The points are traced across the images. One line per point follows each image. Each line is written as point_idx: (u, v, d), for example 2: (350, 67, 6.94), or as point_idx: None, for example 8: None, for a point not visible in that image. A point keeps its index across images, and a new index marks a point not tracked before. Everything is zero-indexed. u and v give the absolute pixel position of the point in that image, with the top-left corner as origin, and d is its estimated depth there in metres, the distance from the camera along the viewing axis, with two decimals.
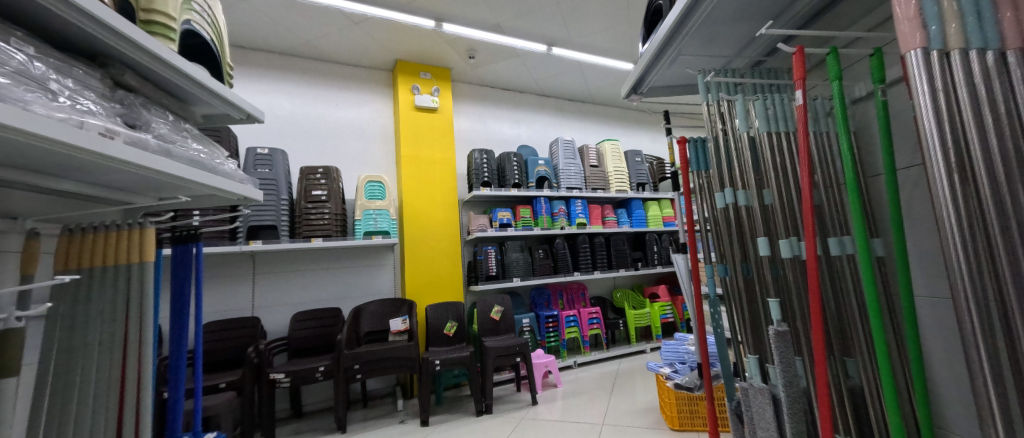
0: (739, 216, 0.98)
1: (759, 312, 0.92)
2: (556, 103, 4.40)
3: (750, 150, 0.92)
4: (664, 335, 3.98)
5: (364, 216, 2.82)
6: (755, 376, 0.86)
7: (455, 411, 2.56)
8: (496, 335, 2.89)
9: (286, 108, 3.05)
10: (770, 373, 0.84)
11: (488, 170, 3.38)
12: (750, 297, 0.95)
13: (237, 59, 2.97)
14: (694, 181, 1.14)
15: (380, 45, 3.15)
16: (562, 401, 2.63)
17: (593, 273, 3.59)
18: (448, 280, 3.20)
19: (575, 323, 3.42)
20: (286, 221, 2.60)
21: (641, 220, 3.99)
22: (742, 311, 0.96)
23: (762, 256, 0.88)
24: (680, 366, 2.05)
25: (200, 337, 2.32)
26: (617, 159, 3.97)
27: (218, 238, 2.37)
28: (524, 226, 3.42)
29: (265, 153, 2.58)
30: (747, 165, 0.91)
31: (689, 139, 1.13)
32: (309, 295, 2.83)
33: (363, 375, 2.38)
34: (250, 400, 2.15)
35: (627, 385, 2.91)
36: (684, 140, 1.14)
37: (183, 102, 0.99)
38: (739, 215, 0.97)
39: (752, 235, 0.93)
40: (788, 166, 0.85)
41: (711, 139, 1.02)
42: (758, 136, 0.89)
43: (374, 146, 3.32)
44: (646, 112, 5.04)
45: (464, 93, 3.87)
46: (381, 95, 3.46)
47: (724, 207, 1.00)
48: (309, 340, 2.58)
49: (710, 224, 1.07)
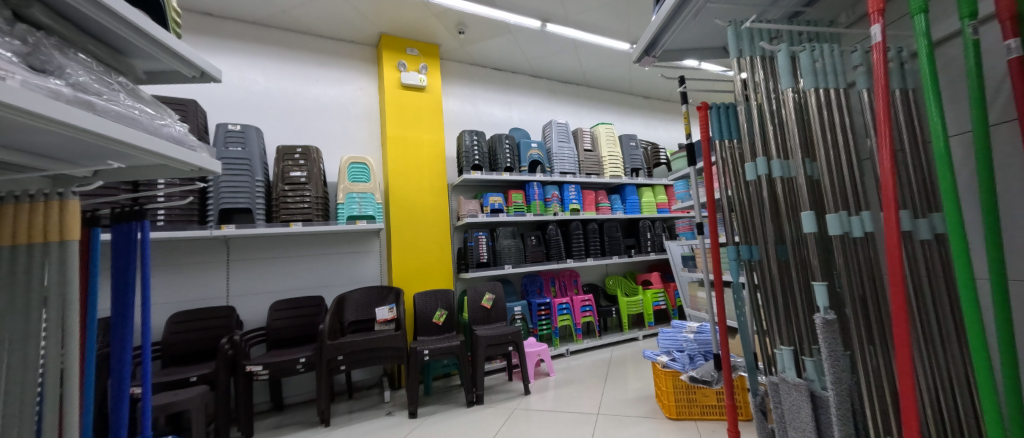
0: (773, 191, 0.88)
1: (793, 300, 0.84)
2: (548, 85, 4.25)
3: (796, 114, 0.82)
4: (656, 322, 3.96)
5: (347, 199, 2.65)
6: (786, 369, 0.80)
7: (445, 402, 2.47)
8: (487, 324, 2.80)
9: (261, 83, 2.84)
10: (809, 367, 0.78)
11: (479, 153, 3.24)
12: (784, 283, 0.87)
13: (206, 29, 2.73)
14: (716, 155, 1.07)
15: (363, 17, 2.94)
16: (555, 391, 2.56)
17: (586, 261, 3.51)
18: (437, 268, 3.07)
19: (567, 311, 3.35)
20: (261, 204, 2.41)
21: (634, 206, 3.92)
22: (773, 299, 0.88)
23: (806, 233, 0.79)
24: (679, 355, 1.97)
25: (166, 328, 2.18)
26: (611, 143, 3.86)
27: (187, 221, 2.20)
28: (516, 212, 3.31)
29: (237, 130, 2.39)
30: (792, 132, 0.82)
31: (711, 106, 1.07)
32: (290, 283, 2.68)
33: (347, 366, 2.26)
34: (224, 393, 2.02)
35: (620, 373, 2.86)
36: (706, 107, 1.08)
37: (118, 52, 0.83)
38: (773, 189, 0.88)
39: (792, 211, 0.84)
40: (842, 134, 0.78)
41: (742, 106, 0.93)
42: (806, 98, 0.81)
43: (358, 127, 3.14)
44: (640, 96, 4.93)
45: (453, 72, 3.69)
46: (365, 72, 3.26)
47: (754, 180, 0.91)
48: (289, 331, 2.44)
49: (736, 203, 1.00)
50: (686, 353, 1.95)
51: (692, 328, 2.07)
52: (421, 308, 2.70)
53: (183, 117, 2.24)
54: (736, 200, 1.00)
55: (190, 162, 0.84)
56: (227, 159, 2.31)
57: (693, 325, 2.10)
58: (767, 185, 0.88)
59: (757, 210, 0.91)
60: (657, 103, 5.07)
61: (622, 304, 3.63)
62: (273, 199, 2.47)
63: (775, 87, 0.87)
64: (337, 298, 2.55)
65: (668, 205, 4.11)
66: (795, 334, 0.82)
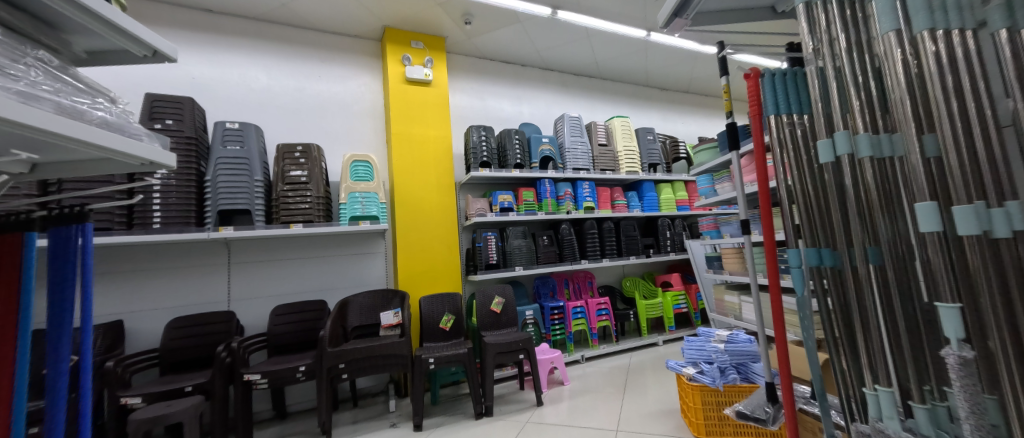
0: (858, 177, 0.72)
1: (893, 326, 0.69)
2: (560, 78, 4.07)
3: (898, 78, 0.64)
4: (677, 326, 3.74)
5: (349, 199, 2.53)
6: (892, 416, 0.67)
7: (452, 413, 2.32)
8: (497, 329, 2.65)
9: (263, 81, 2.76)
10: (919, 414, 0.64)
11: (487, 150, 3.08)
12: (875, 301, 0.71)
13: (206, 26, 2.66)
14: (770, 134, 0.93)
15: (365, 9, 2.83)
16: (570, 401, 2.39)
17: (602, 262, 3.32)
18: (444, 270, 2.94)
19: (582, 315, 3.17)
20: (260, 204, 2.31)
21: (652, 204, 3.70)
22: (859, 323, 0.73)
23: (923, 232, 0.62)
24: (707, 367, 1.78)
25: (165, 334, 2.10)
26: (627, 137, 3.66)
27: (184, 224, 2.10)
28: (527, 210, 3.15)
29: (235, 128, 2.30)
30: (900, 102, 0.64)
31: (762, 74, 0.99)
32: (293, 287, 2.59)
33: (350, 375, 2.14)
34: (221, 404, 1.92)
35: (640, 383, 2.67)
36: (754, 75, 1.01)
37: (49, 26, 0.70)
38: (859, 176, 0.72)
39: (892, 207, 0.67)
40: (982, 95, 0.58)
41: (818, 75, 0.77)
42: (918, 54, 0.62)
43: (362, 124, 3.03)
44: (657, 88, 4.70)
45: (460, 66, 3.55)
46: (369, 67, 3.15)
47: (832, 160, 0.75)
48: (291, 336, 2.34)
49: (803, 198, 0.85)
50: (717, 365, 1.75)
51: (722, 335, 1.87)
52: (426, 313, 2.57)
53: (178, 115, 2.16)
54: (798, 188, 0.86)
55: (139, 155, 0.72)
56: (225, 158, 2.23)
57: (724, 333, 1.89)
58: (850, 170, 0.72)
59: (835, 207, 0.76)
60: (675, 95, 4.82)
61: (641, 307, 3.43)
62: (273, 199, 2.37)
63: (868, 41, 0.69)
64: (339, 302, 2.44)
65: (688, 202, 3.88)
66: (892, 370, 0.69)
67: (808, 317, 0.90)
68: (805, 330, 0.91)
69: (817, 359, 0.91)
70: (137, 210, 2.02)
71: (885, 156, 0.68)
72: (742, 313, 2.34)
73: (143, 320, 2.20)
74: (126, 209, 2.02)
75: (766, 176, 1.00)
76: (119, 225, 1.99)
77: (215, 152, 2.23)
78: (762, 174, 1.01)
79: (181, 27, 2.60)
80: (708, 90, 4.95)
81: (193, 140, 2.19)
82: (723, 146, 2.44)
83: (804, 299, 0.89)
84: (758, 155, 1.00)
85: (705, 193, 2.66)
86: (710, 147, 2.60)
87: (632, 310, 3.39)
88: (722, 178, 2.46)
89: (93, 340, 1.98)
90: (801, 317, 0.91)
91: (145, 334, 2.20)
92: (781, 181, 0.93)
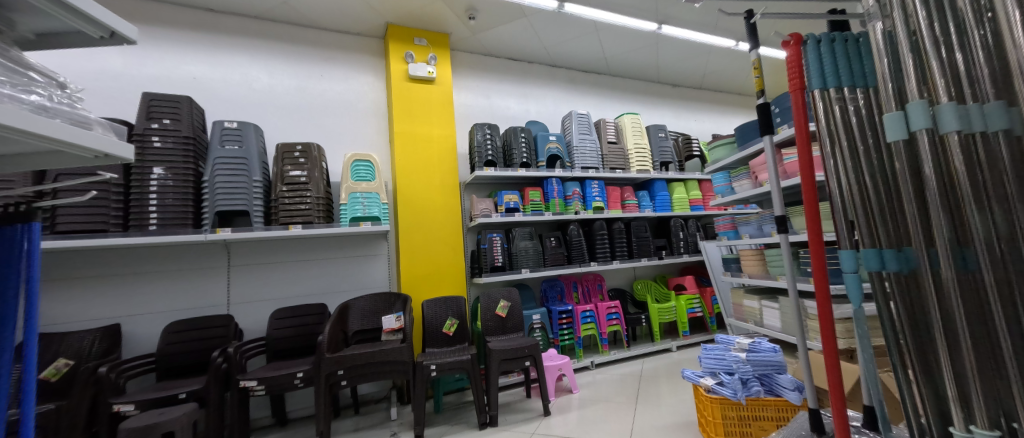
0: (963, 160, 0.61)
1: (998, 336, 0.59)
2: (568, 75, 3.96)
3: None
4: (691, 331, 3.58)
5: (350, 200, 2.46)
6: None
7: (455, 422, 2.23)
8: (502, 334, 2.54)
9: (264, 81, 2.72)
10: None
11: (492, 148, 2.99)
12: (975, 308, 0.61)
13: (207, 26, 2.63)
14: (823, 121, 0.81)
15: (367, 6, 2.76)
16: (579, 411, 2.27)
17: (612, 264, 3.19)
18: (449, 273, 2.85)
19: (592, 319, 3.06)
20: (259, 205, 2.25)
21: (665, 203, 3.56)
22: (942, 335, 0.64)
23: None
24: (727, 377, 1.66)
25: (161, 338, 2.06)
26: (637, 135, 3.53)
27: (181, 225, 2.05)
28: (534, 211, 3.04)
29: (234, 127, 2.25)
30: None
31: (805, 39, 0.83)
32: (293, 290, 2.52)
33: (349, 382, 2.06)
34: (216, 412, 1.85)
35: (653, 392, 2.53)
36: (799, 41, 0.83)
37: None
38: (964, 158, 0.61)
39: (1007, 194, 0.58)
40: None
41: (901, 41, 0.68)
42: None
43: (365, 123, 2.97)
44: (669, 85, 4.55)
45: (465, 63, 3.47)
46: (372, 66, 3.09)
47: (919, 133, 0.65)
48: (290, 341, 2.28)
49: (861, 190, 0.75)
50: (738, 376, 1.62)
51: (743, 343, 1.73)
52: (428, 317, 2.48)
53: (176, 115, 2.12)
54: (856, 180, 0.76)
55: (90, 145, 0.64)
56: (223, 158, 2.18)
57: (744, 340, 1.76)
58: (946, 153, 0.62)
59: (920, 199, 0.65)
60: (687, 92, 4.67)
61: (653, 311, 3.29)
62: (272, 200, 2.31)
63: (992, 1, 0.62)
64: (340, 305, 2.37)
65: (702, 201, 3.73)
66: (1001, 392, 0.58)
67: (864, 327, 0.79)
68: (861, 341, 0.81)
69: (873, 373, 0.81)
70: (132, 212, 1.97)
71: (977, 131, 0.61)
72: (762, 318, 2.20)
73: (141, 324, 2.16)
74: (122, 210, 1.98)
75: (813, 167, 0.84)
76: (114, 228, 1.94)
77: (212, 152, 2.18)
78: (807, 165, 0.85)
79: (182, 27, 2.57)
80: (722, 86, 4.78)
81: (191, 139, 2.14)
82: (740, 141, 2.30)
83: (859, 307, 0.79)
84: (801, 145, 0.84)
85: (721, 191, 2.53)
86: (726, 143, 2.46)
87: (644, 314, 3.26)
88: (741, 175, 2.31)
89: (89, 344, 1.94)
90: (856, 328, 0.80)
91: (142, 338, 2.16)
92: (831, 173, 0.81)
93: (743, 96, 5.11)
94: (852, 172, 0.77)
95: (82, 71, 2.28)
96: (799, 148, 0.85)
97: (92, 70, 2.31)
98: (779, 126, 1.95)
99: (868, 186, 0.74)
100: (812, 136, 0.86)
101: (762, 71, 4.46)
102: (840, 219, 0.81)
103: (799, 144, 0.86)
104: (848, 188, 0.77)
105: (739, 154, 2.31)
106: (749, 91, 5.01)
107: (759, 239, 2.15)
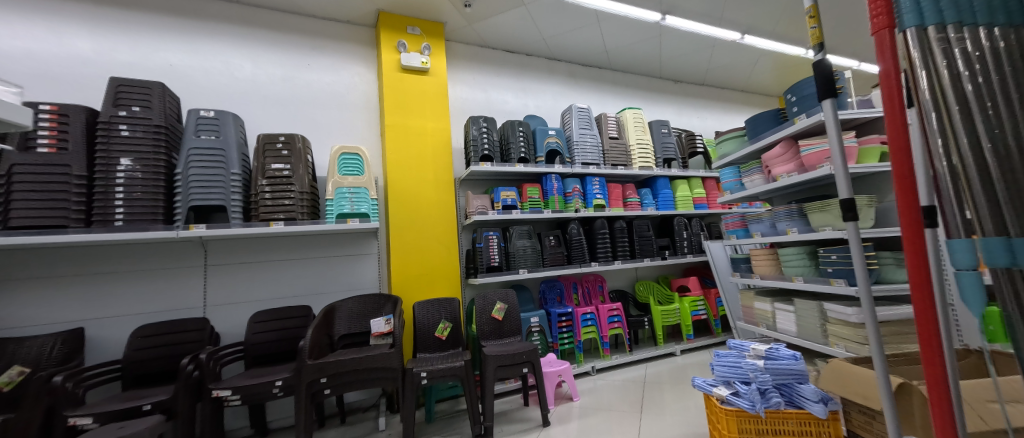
0: None
1: None
2: (568, 68, 3.83)
3: None
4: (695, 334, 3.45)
5: (336, 195, 2.31)
6: None
7: (448, 433, 2.08)
8: (499, 338, 2.40)
9: (247, 69, 2.57)
10: None
11: (489, 142, 2.84)
12: None
13: (186, 10, 2.48)
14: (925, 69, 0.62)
15: None
16: (580, 421, 2.13)
17: (613, 264, 3.06)
18: (442, 273, 2.70)
19: (592, 322, 2.92)
20: (237, 200, 2.09)
21: (668, 202, 3.43)
22: None
23: None
24: (743, 387, 1.52)
25: (129, 343, 1.90)
26: (639, 130, 3.40)
27: (150, 221, 1.90)
28: (532, 208, 2.89)
29: (210, 116, 2.10)
30: None
31: None
32: (276, 292, 2.37)
33: (332, 391, 1.90)
34: (185, 424, 1.70)
35: (657, 400, 2.39)
36: None
37: None
38: None
39: None
40: None
41: None
42: None
43: (355, 116, 2.82)
44: (671, 80, 4.43)
45: (461, 55, 3.33)
46: (363, 56, 2.94)
47: None
48: (271, 346, 2.13)
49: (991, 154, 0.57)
50: (757, 386, 1.48)
51: (759, 349, 1.58)
52: (418, 320, 2.32)
53: (146, 102, 1.97)
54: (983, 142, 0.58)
55: None
56: (198, 149, 2.02)
57: (760, 346, 1.61)
58: None
59: None
60: (690, 88, 4.55)
61: (656, 313, 3.17)
62: (251, 195, 2.15)
63: None
64: (326, 307, 2.21)
65: (706, 200, 3.60)
66: None
67: (988, 338, 0.60)
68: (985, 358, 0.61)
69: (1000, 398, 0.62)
70: (96, 206, 1.81)
71: None
72: (775, 322, 2.06)
73: (109, 328, 2.01)
74: (85, 204, 1.82)
75: (902, 134, 0.65)
76: (76, 223, 1.79)
77: (187, 142, 2.03)
78: (894, 130, 0.66)
79: (158, 11, 2.42)
80: (725, 82, 4.67)
81: (163, 129, 1.98)
82: (752, 134, 2.16)
83: (982, 311, 0.60)
84: (892, 103, 0.65)
85: (731, 187, 2.38)
86: (736, 136, 2.31)
87: (647, 317, 3.12)
88: (754, 169, 2.14)
89: (50, 348, 1.78)
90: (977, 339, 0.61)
91: (110, 343, 2.00)
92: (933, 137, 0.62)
93: (746, 93, 4.99)
94: (973, 134, 0.58)
95: (48, 55, 2.13)
96: (888, 106, 0.66)
97: (60, 54, 2.15)
98: (796, 116, 1.81)
99: (1009, 146, 0.56)
100: (893, 96, 0.67)
101: (766, 66, 4.34)
102: (943, 200, 0.62)
103: (886, 108, 0.67)
104: (972, 153, 0.58)
105: (751, 147, 2.17)
106: (752, 88, 4.90)
107: (772, 238, 2.02)
